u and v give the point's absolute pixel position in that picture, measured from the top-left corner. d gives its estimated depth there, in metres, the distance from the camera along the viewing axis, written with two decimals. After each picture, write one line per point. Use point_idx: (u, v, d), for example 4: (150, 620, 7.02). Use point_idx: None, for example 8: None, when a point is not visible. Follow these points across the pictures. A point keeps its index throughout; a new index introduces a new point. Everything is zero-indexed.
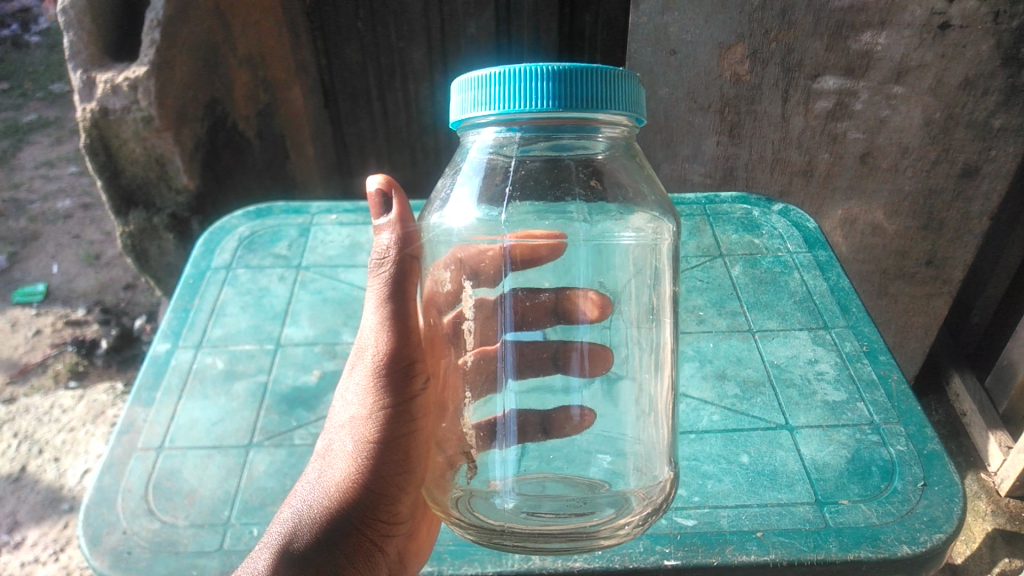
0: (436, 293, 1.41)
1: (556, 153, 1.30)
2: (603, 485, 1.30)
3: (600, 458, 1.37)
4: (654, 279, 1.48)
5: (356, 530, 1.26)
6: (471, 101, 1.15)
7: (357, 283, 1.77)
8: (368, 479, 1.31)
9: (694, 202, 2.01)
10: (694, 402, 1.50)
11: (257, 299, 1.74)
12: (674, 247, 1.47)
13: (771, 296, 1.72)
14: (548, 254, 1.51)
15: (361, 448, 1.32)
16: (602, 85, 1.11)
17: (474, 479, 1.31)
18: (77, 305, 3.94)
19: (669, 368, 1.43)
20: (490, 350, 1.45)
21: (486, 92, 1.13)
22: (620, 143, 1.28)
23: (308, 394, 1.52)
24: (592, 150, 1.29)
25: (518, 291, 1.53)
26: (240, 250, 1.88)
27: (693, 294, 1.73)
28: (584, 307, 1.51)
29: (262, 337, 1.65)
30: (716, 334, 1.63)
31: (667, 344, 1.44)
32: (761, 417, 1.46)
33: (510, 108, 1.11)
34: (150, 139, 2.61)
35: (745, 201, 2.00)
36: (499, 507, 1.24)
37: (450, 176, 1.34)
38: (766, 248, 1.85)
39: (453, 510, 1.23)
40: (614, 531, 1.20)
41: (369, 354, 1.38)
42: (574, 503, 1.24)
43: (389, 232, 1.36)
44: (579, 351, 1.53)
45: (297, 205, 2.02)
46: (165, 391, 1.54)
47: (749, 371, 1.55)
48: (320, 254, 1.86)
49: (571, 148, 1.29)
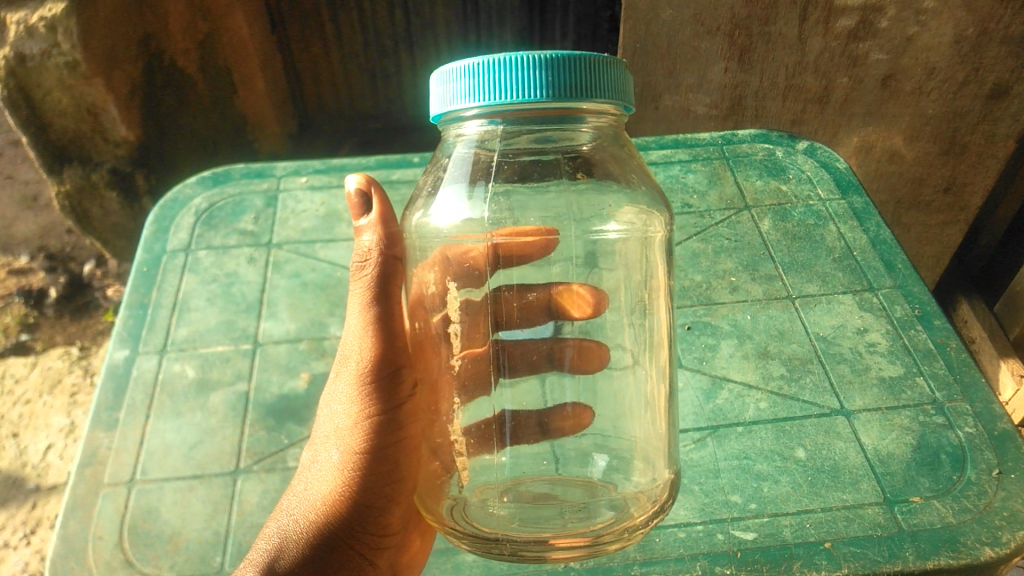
0: (422, 296, 1.24)
1: (535, 146, 1.15)
2: (602, 486, 1.16)
3: (598, 458, 1.23)
4: (644, 274, 1.27)
5: (343, 544, 1.16)
6: (456, 92, 1.03)
7: (339, 262, 1.54)
8: (356, 493, 1.19)
9: (710, 142, 1.78)
10: (738, 388, 1.33)
11: (226, 288, 1.50)
12: (666, 239, 1.26)
13: (808, 255, 1.54)
14: (540, 253, 1.36)
15: (348, 460, 1.20)
16: (588, 73, 1.00)
17: (465, 486, 1.17)
18: (19, 252, 3.55)
19: (665, 359, 1.27)
20: (478, 351, 1.31)
21: (474, 84, 1.01)
22: (608, 132, 1.13)
23: (299, 404, 1.32)
24: (577, 141, 1.14)
25: (503, 291, 1.36)
26: (200, 226, 1.62)
27: (722, 256, 1.54)
28: (576, 309, 1.36)
29: (237, 336, 1.42)
30: (753, 304, 1.46)
31: (666, 333, 1.27)
32: (813, 402, 1.31)
33: (507, 99, 0.99)
34: (77, 86, 2.29)
35: (766, 138, 1.78)
36: (497, 515, 1.11)
37: (437, 174, 1.17)
38: (795, 195, 1.66)
39: (447, 520, 1.10)
40: (622, 534, 1.07)
41: (353, 361, 1.22)
42: (571, 509, 1.11)
43: (371, 233, 1.20)
44: (571, 349, 1.38)
45: (259, 167, 1.74)
46: (129, 410, 1.32)
47: (794, 346, 1.39)
48: (292, 227, 1.62)
49: (556, 139, 1.14)
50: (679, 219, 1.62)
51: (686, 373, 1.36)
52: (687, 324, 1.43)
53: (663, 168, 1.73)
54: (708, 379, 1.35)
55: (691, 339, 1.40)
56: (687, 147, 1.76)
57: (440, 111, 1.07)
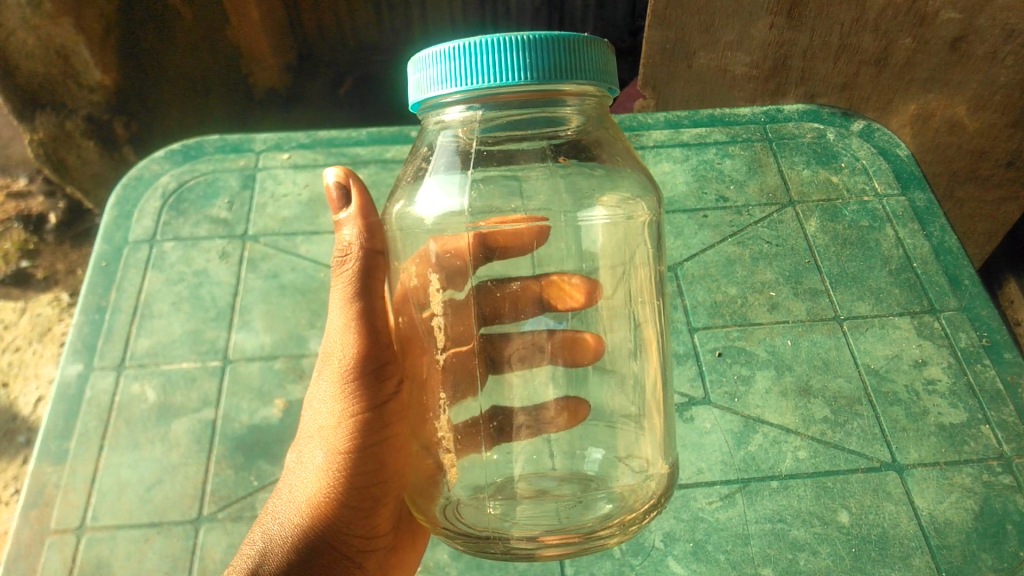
0: (407, 290, 1.09)
1: (518, 127, 0.97)
2: (595, 480, 1.04)
3: (593, 453, 1.10)
4: (626, 262, 1.13)
5: (331, 550, 1.04)
6: (432, 74, 0.90)
7: (322, 259, 1.36)
8: (345, 497, 1.07)
9: (752, 120, 1.55)
10: (774, 432, 1.16)
11: (193, 291, 1.32)
12: (656, 224, 1.10)
13: (860, 265, 1.34)
14: (530, 244, 1.20)
15: (334, 462, 1.07)
16: (564, 54, 0.87)
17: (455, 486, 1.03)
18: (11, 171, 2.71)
19: (656, 357, 1.12)
20: (463, 349, 1.15)
21: (454, 65, 0.88)
22: (594, 116, 0.98)
23: (271, 437, 1.17)
24: (562, 126, 0.99)
25: (486, 282, 1.20)
26: (168, 211, 1.43)
27: (760, 265, 1.34)
28: (569, 300, 1.19)
29: (205, 350, 1.25)
30: (793, 327, 1.27)
31: (654, 329, 1.12)
32: (860, 453, 1.14)
33: (493, 81, 0.86)
34: (43, 26, 2.07)
35: (816, 116, 1.55)
36: (490, 515, 0.99)
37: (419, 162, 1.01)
38: (846, 188, 1.44)
39: (439, 519, 0.98)
40: (620, 528, 0.97)
41: (337, 359, 1.08)
42: (566, 503, 1.00)
43: (351, 228, 1.05)
44: (556, 339, 1.20)
45: (236, 139, 1.52)
46: (81, 440, 1.17)
47: (840, 382, 1.21)
48: (271, 215, 1.42)
49: (537, 125, 0.98)
50: (713, 216, 1.41)
51: (714, 412, 1.18)
52: (717, 349, 1.24)
53: (697, 151, 1.50)
54: (740, 420, 1.17)
55: (722, 368, 1.23)
56: (724, 126, 1.54)
57: (418, 98, 0.94)
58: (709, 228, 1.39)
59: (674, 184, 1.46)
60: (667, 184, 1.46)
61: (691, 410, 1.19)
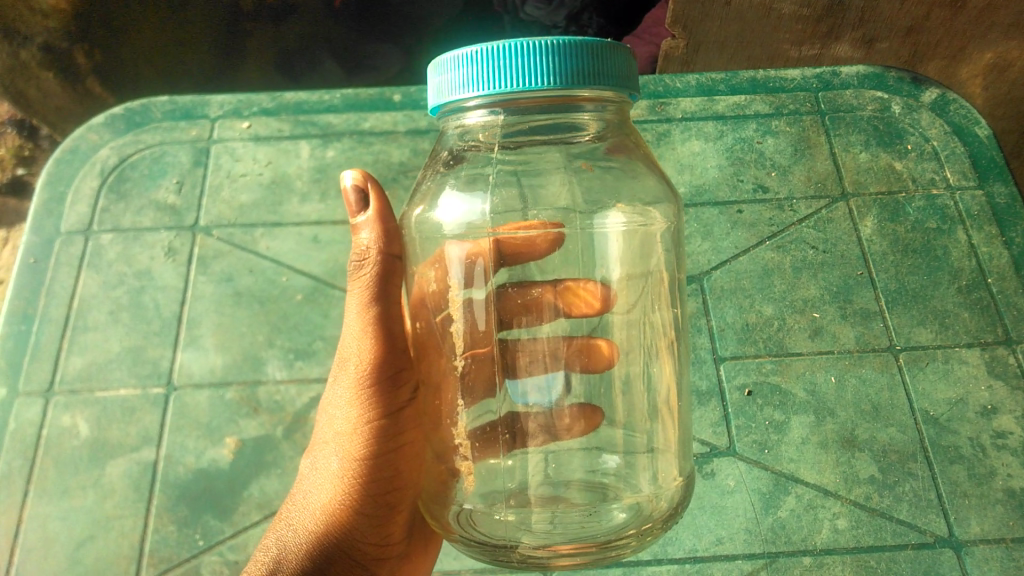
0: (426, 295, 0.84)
1: (535, 134, 0.76)
2: (611, 480, 0.84)
3: (607, 459, 0.87)
4: (640, 288, 0.87)
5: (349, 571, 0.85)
6: (472, 67, 0.64)
7: (285, 259, 1.16)
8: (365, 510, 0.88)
9: (801, 86, 1.28)
10: (811, 496, 0.98)
11: (134, 298, 1.13)
12: (673, 230, 0.87)
13: (923, 280, 1.12)
14: (549, 252, 0.93)
15: (350, 471, 0.87)
16: (579, 59, 0.63)
17: (472, 494, 0.80)
18: None
19: (672, 364, 0.87)
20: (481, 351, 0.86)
21: (508, 58, 0.62)
22: (615, 121, 0.76)
23: (220, 484, 1.01)
24: (581, 130, 0.76)
25: (506, 287, 0.91)
26: (107, 193, 1.22)
27: (803, 277, 1.13)
28: (586, 305, 0.92)
29: (146, 374, 1.08)
30: (839, 360, 1.06)
31: (664, 336, 0.87)
32: (911, 524, 0.96)
33: (577, 82, 0.63)
34: None
35: (881, 81, 1.28)
36: (505, 523, 0.79)
37: (436, 168, 0.80)
38: (911, 177, 1.20)
39: (453, 527, 0.79)
40: (638, 534, 0.79)
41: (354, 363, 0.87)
42: (585, 504, 0.81)
43: (368, 232, 0.81)
44: (573, 350, 0.93)
45: (187, 103, 1.29)
46: (5, 482, 1.02)
47: (891, 432, 1.02)
48: (226, 200, 1.21)
49: (548, 131, 0.75)
50: (748, 212, 1.18)
51: (740, 466, 1.00)
52: (747, 386, 1.05)
53: (734, 126, 1.26)
54: (770, 478, 0.99)
55: (751, 411, 1.04)
56: (768, 93, 1.28)
57: (442, 92, 0.67)
58: (744, 227, 1.17)
59: (705, 168, 1.22)
60: (696, 168, 1.22)
61: (712, 463, 1.00)
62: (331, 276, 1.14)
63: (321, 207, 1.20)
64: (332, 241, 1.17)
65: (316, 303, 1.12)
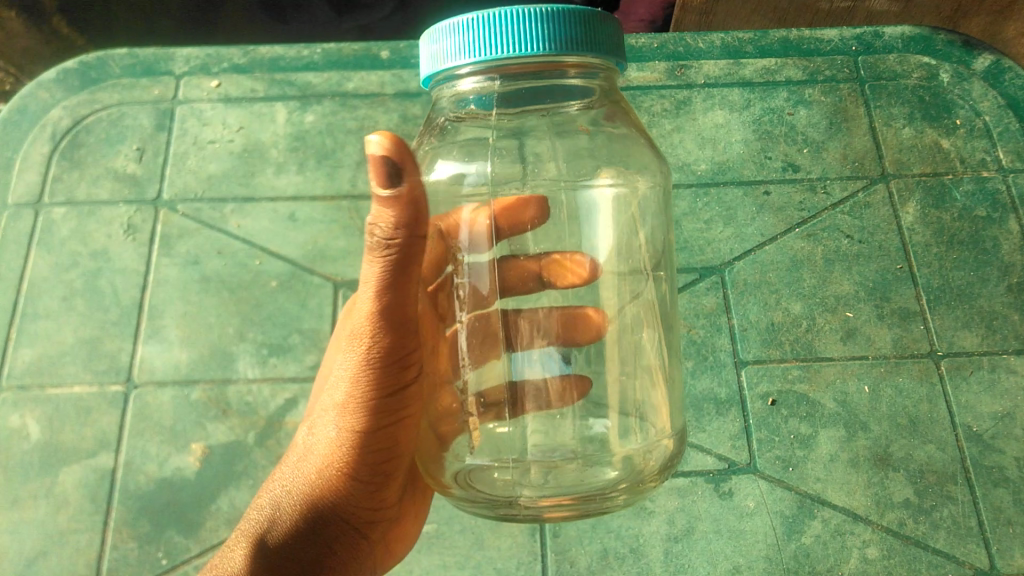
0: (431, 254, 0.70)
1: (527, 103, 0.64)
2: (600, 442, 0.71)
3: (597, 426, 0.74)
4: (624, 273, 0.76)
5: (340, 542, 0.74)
6: (463, 33, 0.54)
7: (258, 239, 1.04)
8: (360, 485, 0.72)
9: (838, 50, 1.14)
10: (839, 520, 0.89)
11: (89, 282, 1.01)
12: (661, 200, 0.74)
13: (969, 275, 1.01)
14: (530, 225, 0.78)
15: (346, 445, 0.70)
16: (573, 25, 0.54)
17: (478, 451, 0.68)
18: None
19: (654, 354, 0.75)
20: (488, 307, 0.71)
21: (504, 23, 0.53)
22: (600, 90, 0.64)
23: (186, 496, 0.91)
24: (569, 101, 0.65)
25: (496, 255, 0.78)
26: (59, 160, 1.09)
27: (837, 271, 1.01)
28: (570, 275, 0.79)
29: (102, 369, 0.97)
30: (874, 365, 0.96)
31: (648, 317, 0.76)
32: (949, 555, 0.88)
33: (568, 53, 0.54)
34: None
35: (928, 44, 1.13)
36: (496, 479, 0.66)
37: (430, 134, 0.67)
38: (958, 156, 1.08)
39: (449, 483, 0.66)
40: (632, 487, 0.65)
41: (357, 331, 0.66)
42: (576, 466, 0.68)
43: (387, 207, 0.58)
44: (560, 323, 0.79)
45: (149, 57, 1.14)
46: None
47: (930, 449, 0.92)
48: (193, 170, 1.08)
49: (535, 101, 0.64)
50: (776, 193, 1.06)
51: (761, 486, 0.90)
52: (771, 395, 0.95)
53: (763, 94, 1.12)
54: (795, 500, 0.90)
55: (775, 423, 0.93)
56: (801, 56, 1.13)
57: (429, 59, 0.57)
58: (771, 212, 1.05)
59: (728, 142, 1.09)
60: (718, 142, 1.09)
61: (731, 482, 0.91)
62: (309, 261, 1.02)
63: (299, 180, 1.07)
64: (311, 220, 1.05)
65: (292, 291, 1.00)
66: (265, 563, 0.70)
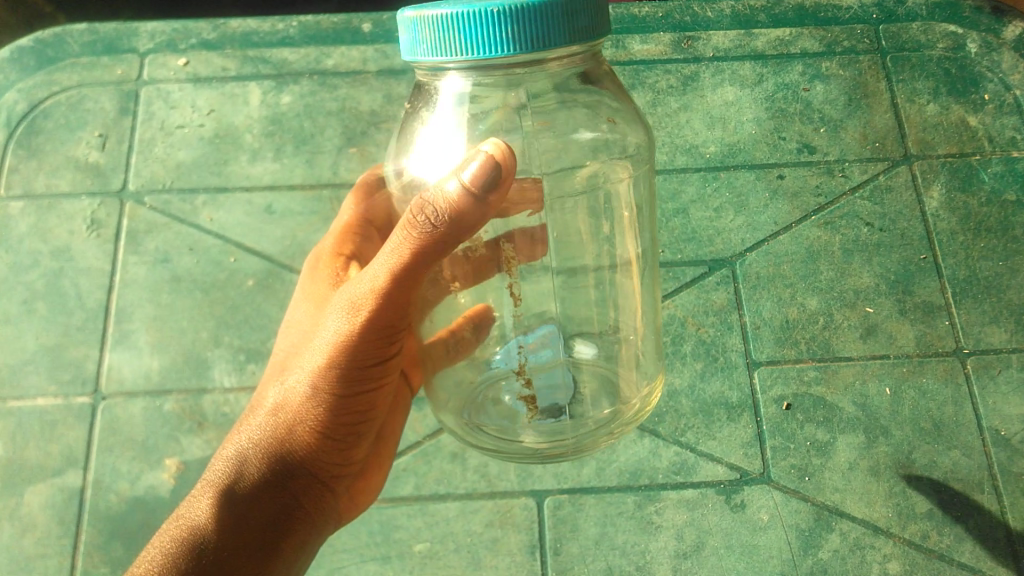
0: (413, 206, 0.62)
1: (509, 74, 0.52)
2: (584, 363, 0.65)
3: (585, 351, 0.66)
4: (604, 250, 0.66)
5: (309, 498, 0.68)
6: (481, 24, 0.45)
7: (233, 234, 0.96)
8: (335, 441, 0.67)
9: (857, 19, 1.06)
10: (858, 533, 0.84)
11: (52, 284, 0.94)
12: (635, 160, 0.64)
13: (999, 265, 0.94)
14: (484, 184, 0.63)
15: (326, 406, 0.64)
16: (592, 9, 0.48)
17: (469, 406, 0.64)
18: None
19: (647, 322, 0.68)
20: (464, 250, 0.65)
21: (526, 15, 0.45)
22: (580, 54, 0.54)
23: (161, 516, 0.85)
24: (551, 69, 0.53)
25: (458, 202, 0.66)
26: (15, 148, 1.01)
27: (857, 261, 0.94)
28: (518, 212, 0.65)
29: (68, 379, 0.90)
30: (896, 365, 0.90)
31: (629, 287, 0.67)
32: (976, 569, 0.82)
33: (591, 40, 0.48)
34: None
35: (953, 12, 1.06)
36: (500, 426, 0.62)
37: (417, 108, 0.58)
38: (988, 135, 1.00)
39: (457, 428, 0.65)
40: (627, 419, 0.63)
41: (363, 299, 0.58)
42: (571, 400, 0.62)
43: (447, 202, 0.50)
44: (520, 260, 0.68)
45: (109, 33, 1.06)
46: None
47: (955, 455, 0.86)
48: (160, 159, 1.00)
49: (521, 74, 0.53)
50: (791, 177, 0.98)
51: (775, 497, 0.85)
52: (786, 399, 0.88)
53: (777, 67, 1.04)
54: (810, 511, 0.84)
55: (789, 429, 0.87)
56: (818, 25, 1.06)
57: (429, 46, 0.48)
58: (786, 197, 0.97)
59: (739, 122, 1.01)
60: (729, 121, 1.01)
61: (743, 493, 0.85)
62: (288, 257, 0.94)
63: (276, 168, 0.99)
64: (289, 212, 0.97)
65: (270, 290, 0.93)
66: (231, 514, 0.65)
